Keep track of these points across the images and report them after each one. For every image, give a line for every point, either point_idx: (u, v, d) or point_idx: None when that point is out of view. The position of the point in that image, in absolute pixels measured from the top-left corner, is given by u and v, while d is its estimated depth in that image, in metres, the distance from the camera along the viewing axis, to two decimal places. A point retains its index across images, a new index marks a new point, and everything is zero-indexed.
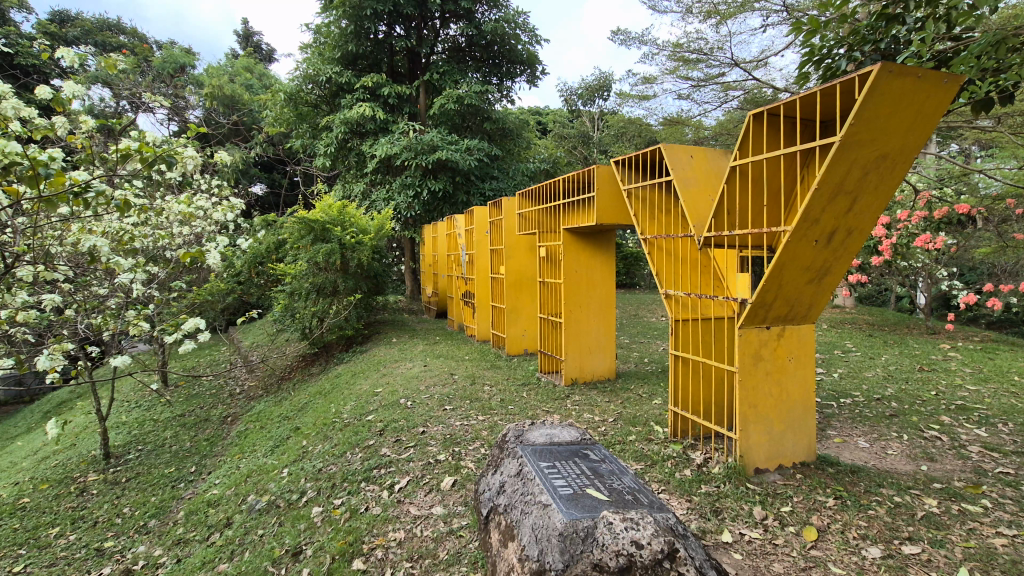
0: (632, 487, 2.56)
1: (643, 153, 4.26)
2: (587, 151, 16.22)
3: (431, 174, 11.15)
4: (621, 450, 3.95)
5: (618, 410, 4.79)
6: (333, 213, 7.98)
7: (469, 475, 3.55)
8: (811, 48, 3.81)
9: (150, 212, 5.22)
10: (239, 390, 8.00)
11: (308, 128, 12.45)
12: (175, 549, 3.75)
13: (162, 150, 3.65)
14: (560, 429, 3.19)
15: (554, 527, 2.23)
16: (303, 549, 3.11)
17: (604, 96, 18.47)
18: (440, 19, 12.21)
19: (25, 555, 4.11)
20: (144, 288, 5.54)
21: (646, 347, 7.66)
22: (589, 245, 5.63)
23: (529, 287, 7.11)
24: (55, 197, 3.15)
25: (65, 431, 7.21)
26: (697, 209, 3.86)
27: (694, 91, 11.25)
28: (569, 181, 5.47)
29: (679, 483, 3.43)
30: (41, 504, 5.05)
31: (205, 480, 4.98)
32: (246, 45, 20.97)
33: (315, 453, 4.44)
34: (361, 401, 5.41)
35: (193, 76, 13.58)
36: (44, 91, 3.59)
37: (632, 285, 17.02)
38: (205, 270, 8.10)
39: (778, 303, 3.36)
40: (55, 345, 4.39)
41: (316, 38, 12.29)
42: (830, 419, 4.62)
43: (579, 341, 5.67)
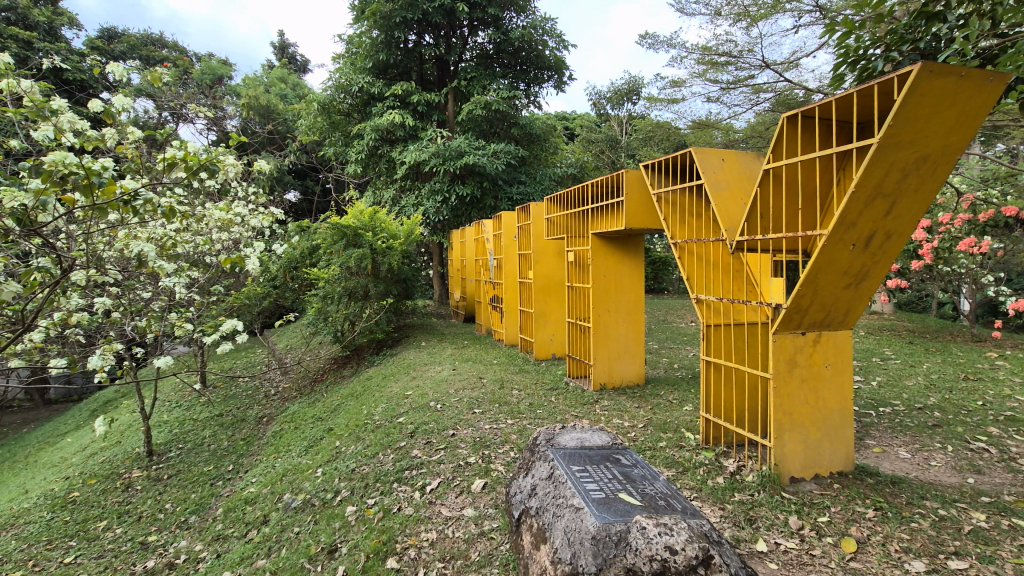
0: (665, 492, 2.55)
1: (673, 157, 4.24)
2: (615, 155, 16.17)
3: (459, 180, 11.30)
4: (652, 456, 3.92)
5: (647, 416, 4.75)
6: (365, 218, 8.15)
7: (499, 478, 3.57)
8: (846, 49, 3.76)
9: (192, 218, 5.45)
10: (274, 391, 8.21)
11: (340, 136, 12.72)
12: (215, 545, 3.87)
13: (205, 159, 3.82)
14: (592, 434, 3.19)
15: (587, 530, 2.24)
16: (338, 547, 3.18)
17: (633, 99, 18.44)
18: (468, 27, 12.36)
19: (75, 547, 4.33)
20: (186, 291, 5.78)
21: (676, 352, 7.58)
22: (618, 249, 5.62)
23: (557, 292, 7.11)
24: (107, 205, 3.30)
25: (111, 429, 7.53)
26: (729, 213, 3.81)
27: (723, 94, 11.17)
28: (598, 185, 5.46)
29: (712, 490, 3.39)
30: (90, 498, 5.30)
31: (243, 478, 5.12)
32: (281, 57, 21.63)
33: (347, 453, 4.53)
34: (392, 403, 5.51)
35: (230, 87, 14.07)
36: (95, 104, 3.80)
37: (660, 290, 16.91)
38: (242, 274, 8.37)
39: (814, 308, 3.29)
40: (105, 346, 4.65)
41: (349, 49, 12.61)
42: (869, 428, 4.49)
43: (608, 346, 5.64)
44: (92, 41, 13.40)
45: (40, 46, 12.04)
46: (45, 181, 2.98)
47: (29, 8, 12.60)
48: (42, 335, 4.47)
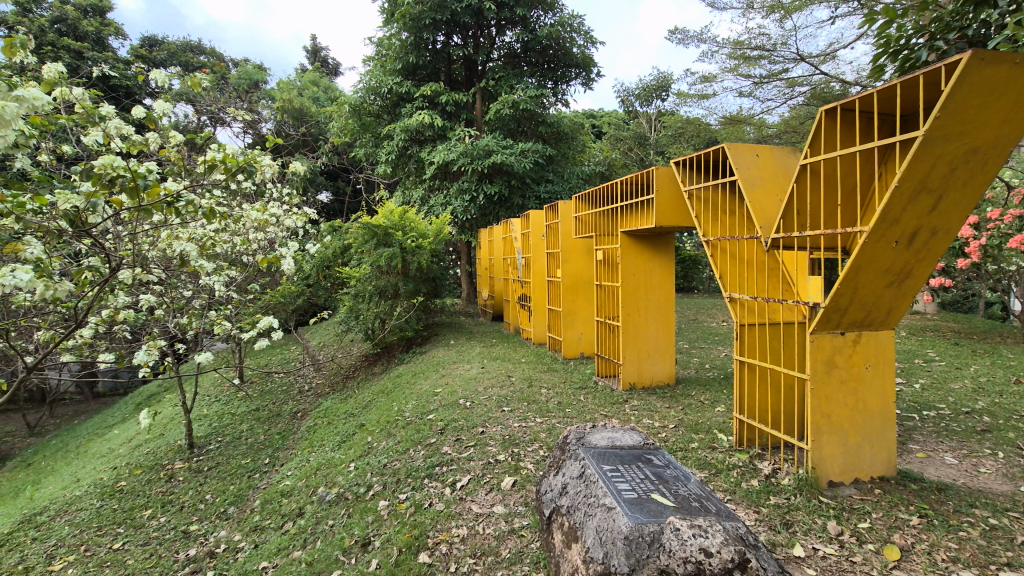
0: (699, 494, 2.52)
1: (706, 153, 4.16)
2: (644, 152, 15.96)
3: (487, 179, 11.33)
4: (684, 457, 3.86)
5: (678, 416, 4.68)
6: (395, 218, 8.25)
7: (529, 476, 3.57)
8: (887, 39, 3.64)
9: (230, 218, 5.63)
10: (308, 387, 8.41)
11: (371, 137, 12.93)
12: (253, 535, 3.99)
13: (243, 161, 3.94)
14: (623, 434, 3.16)
15: (619, 531, 2.22)
16: (371, 540, 3.24)
17: (662, 96, 18.19)
18: (496, 27, 12.39)
19: (123, 534, 4.53)
20: (225, 289, 5.99)
21: (707, 352, 7.45)
22: (648, 248, 5.55)
23: (586, 291, 7.07)
24: (152, 207, 3.44)
25: (155, 422, 7.84)
26: (764, 210, 3.72)
27: (756, 88, 10.92)
28: (628, 183, 5.40)
29: (746, 493, 3.32)
30: (136, 488, 5.54)
31: (278, 471, 5.26)
32: (314, 60, 22.11)
33: (379, 449, 4.61)
34: (422, 400, 5.57)
35: (265, 91, 14.46)
36: (139, 110, 3.97)
37: (690, 289, 16.62)
38: (277, 273, 8.60)
39: (853, 307, 3.18)
40: (150, 342, 4.85)
41: (379, 51, 12.80)
42: (911, 432, 4.32)
43: (637, 345, 5.58)
44: (137, 49, 13.97)
45: (90, 56, 12.63)
46: (95, 184, 3.12)
47: (79, 19, 13.22)
48: (91, 331, 4.69)
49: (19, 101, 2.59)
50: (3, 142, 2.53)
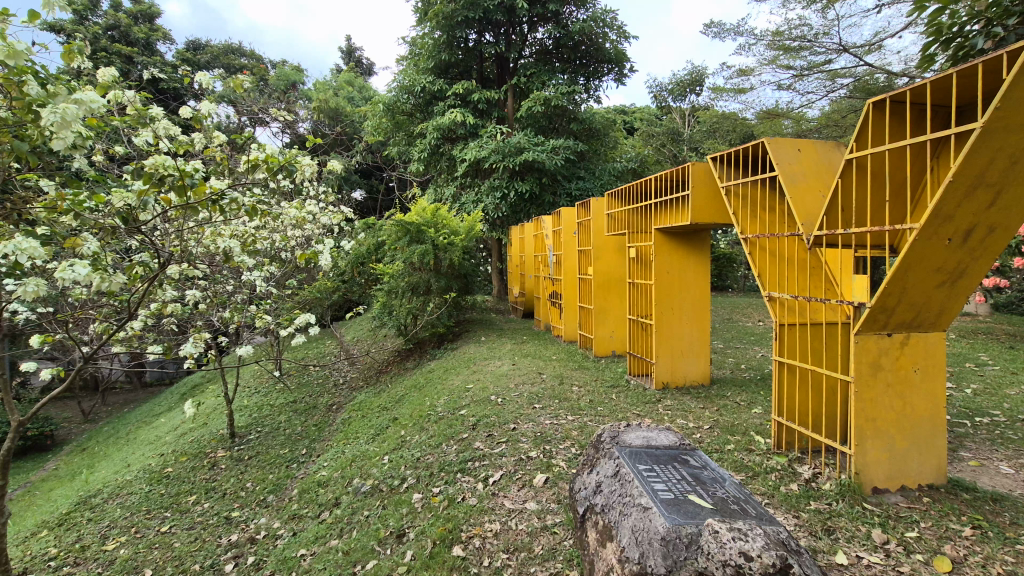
0: (738, 496, 2.46)
1: (744, 148, 4.06)
2: (677, 149, 15.68)
3: (518, 176, 11.33)
4: (719, 459, 3.79)
5: (714, 417, 4.59)
6: (428, 215, 8.34)
7: (561, 474, 3.56)
8: (939, 26, 3.50)
9: (271, 216, 5.80)
10: (342, 380, 8.60)
11: (404, 136, 13.10)
12: (291, 523, 4.10)
13: (284, 159, 4.07)
14: (658, 433, 3.11)
15: (656, 531, 2.19)
16: (406, 532, 3.30)
17: (697, 91, 17.85)
18: (528, 24, 12.37)
19: (170, 517, 4.74)
20: (264, 284, 6.19)
21: (743, 352, 7.27)
22: (682, 245, 5.46)
23: (618, 288, 7.01)
24: (198, 204, 3.57)
25: (199, 412, 8.16)
26: (806, 206, 3.60)
27: (796, 81, 10.59)
28: (663, 179, 5.32)
29: (785, 497, 3.23)
30: (182, 474, 5.78)
31: (315, 462, 5.40)
32: (349, 61, 22.50)
33: (412, 443, 4.68)
34: (454, 396, 5.63)
35: (302, 91, 14.82)
36: (186, 111, 4.14)
37: (725, 288, 16.24)
38: (314, 270, 8.81)
39: (901, 308, 3.05)
40: (195, 334, 5.05)
41: (412, 51, 12.95)
42: (963, 439, 4.13)
43: (671, 344, 5.49)
44: (182, 53, 14.53)
45: (140, 60, 13.20)
46: (147, 183, 3.27)
47: (130, 25, 13.86)
48: (141, 324, 4.91)
49: (77, 104, 2.72)
50: (62, 143, 2.67)
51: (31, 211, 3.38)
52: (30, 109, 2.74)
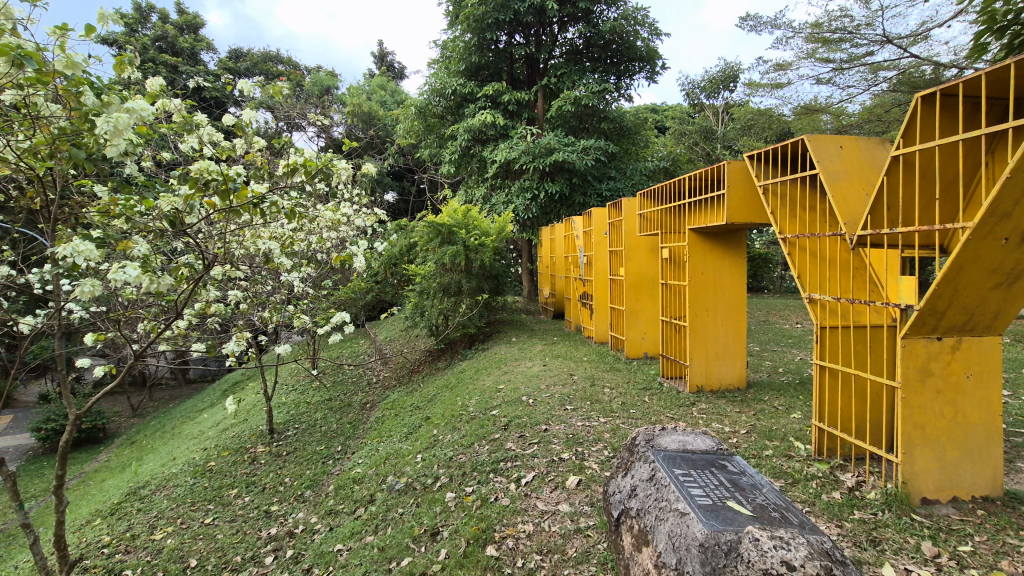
0: (779, 504, 2.39)
1: (783, 146, 3.95)
2: (711, 147, 15.39)
3: (548, 177, 11.31)
4: (757, 464, 3.70)
5: (750, 422, 4.48)
6: (459, 216, 8.43)
7: (594, 476, 3.53)
8: (992, 15, 3.34)
9: (308, 218, 5.97)
10: (375, 379, 8.76)
11: (435, 138, 13.26)
12: (328, 518, 4.20)
13: (322, 164, 4.18)
14: (694, 437, 3.06)
15: (694, 537, 2.16)
16: (440, 530, 3.34)
17: (731, 87, 17.50)
18: (559, 24, 12.34)
19: (214, 510, 4.92)
20: (301, 285, 6.35)
21: (781, 355, 7.08)
22: (717, 246, 5.35)
23: (650, 289, 6.91)
24: (240, 208, 3.69)
25: (240, 408, 8.44)
26: (849, 205, 3.48)
27: (835, 74, 10.27)
28: (697, 179, 5.22)
29: (827, 505, 3.13)
30: (224, 468, 5.99)
31: (350, 459, 5.51)
32: (381, 65, 22.89)
33: (445, 442, 4.73)
34: (485, 396, 5.66)
35: (337, 96, 15.17)
36: (228, 118, 4.30)
37: (760, 289, 15.84)
38: (348, 270, 9.01)
39: (952, 311, 2.91)
40: (236, 333, 5.24)
41: (443, 54, 13.10)
42: (1020, 450, 3.91)
43: (705, 346, 5.39)
44: (224, 62, 15.07)
45: (184, 70, 13.76)
46: (193, 187, 3.41)
47: (176, 36, 14.48)
48: (186, 323, 5.11)
49: (130, 112, 2.84)
50: (115, 150, 2.80)
51: (86, 215, 3.56)
52: (87, 119, 2.87)
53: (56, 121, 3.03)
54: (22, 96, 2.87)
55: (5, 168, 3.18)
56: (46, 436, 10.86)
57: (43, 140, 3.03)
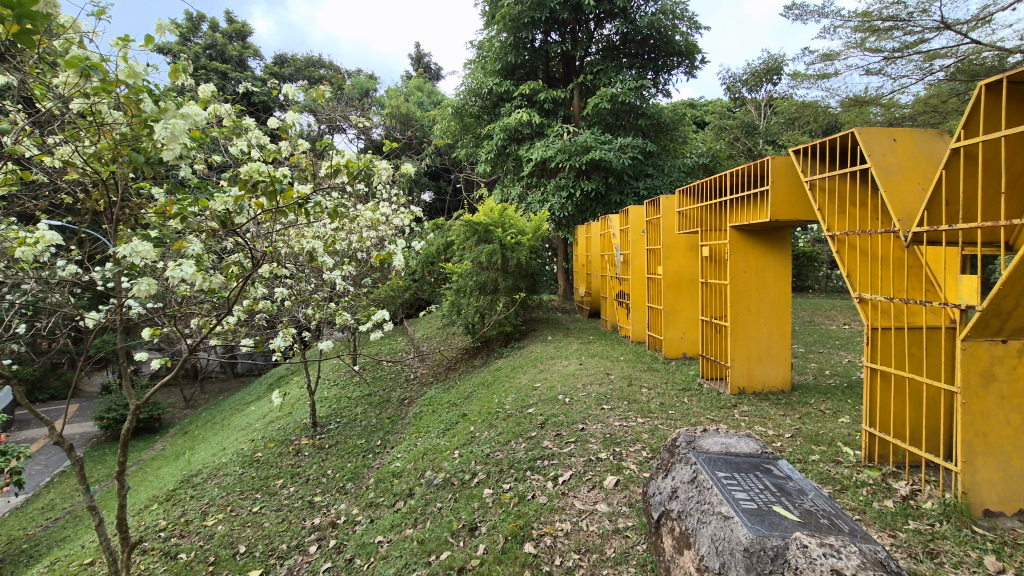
0: (829, 511, 2.32)
1: (831, 140, 3.80)
2: (752, 142, 14.96)
3: (584, 175, 11.23)
4: (802, 469, 3.58)
5: (795, 425, 4.34)
6: (495, 215, 8.47)
7: (633, 477, 3.49)
8: None
9: (349, 218, 6.14)
10: (413, 376, 8.92)
11: (471, 138, 13.37)
12: (368, 510, 4.30)
13: (363, 165, 4.29)
14: (737, 440, 2.99)
15: (739, 542, 2.12)
16: (478, 526, 3.39)
17: (774, 80, 16.95)
18: (595, 20, 12.23)
19: (261, 499, 5.12)
20: (342, 283, 6.53)
21: (827, 357, 6.81)
22: (760, 244, 5.21)
23: (689, 288, 6.78)
24: (286, 208, 3.82)
25: (285, 401, 8.75)
26: (903, 200, 3.32)
27: (886, 64, 9.84)
28: (738, 175, 5.08)
29: (879, 514, 3.00)
30: (271, 459, 6.23)
31: (389, 453, 5.64)
32: (417, 67, 23.23)
33: (482, 439, 4.78)
34: (521, 394, 5.68)
35: (376, 98, 15.48)
36: (274, 121, 4.44)
37: (805, 288, 15.30)
38: (387, 269, 9.20)
39: (1018, 312, 2.73)
40: (283, 329, 5.43)
41: (479, 54, 13.18)
42: None
43: (747, 347, 5.25)
44: (270, 68, 15.62)
45: (233, 77, 14.34)
46: (243, 188, 3.56)
47: (225, 44, 15.10)
48: (235, 319, 5.32)
49: (184, 118, 2.98)
50: (171, 154, 2.94)
51: (145, 216, 3.76)
52: (146, 125, 3.03)
53: (117, 126, 3.20)
54: (88, 104, 3.05)
55: (73, 172, 3.39)
56: (108, 425, 11.53)
57: (106, 145, 3.21)
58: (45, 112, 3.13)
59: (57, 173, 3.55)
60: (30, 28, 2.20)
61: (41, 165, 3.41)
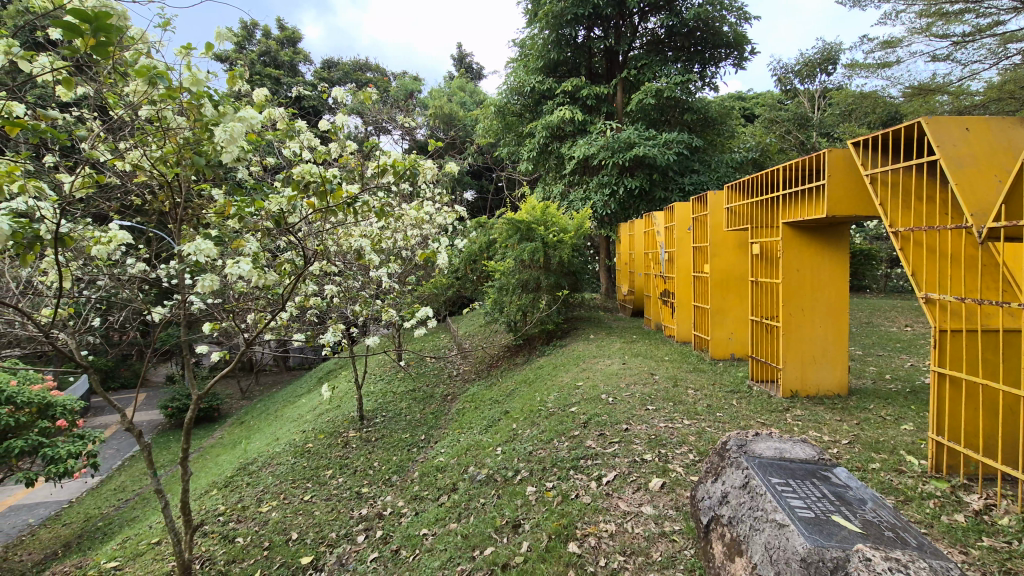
0: (894, 523, 2.19)
1: (895, 131, 3.58)
2: (806, 134, 14.33)
3: (628, 172, 11.06)
4: (861, 478, 3.41)
5: (854, 432, 4.13)
6: (538, 213, 8.43)
7: (679, 480, 3.41)
8: None
9: (395, 216, 6.26)
10: (456, 372, 9.05)
11: (513, 136, 13.40)
12: (414, 503, 4.39)
13: (409, 164, 4.37)
14: (792, 445, 2.88)
15: (795, 551, 2.04)
16: (522, 523, 3.40)
17: (829, 70, 16.19)
18: (639, 14, 11.99)
19: (312, 488, 5.31)
20: (388, 281, 6.69)
21: (888, 360, 6.45)
22: (815, 241, 4.99)
23: (738, 287, 6.57)
24: (336, 207, 3.94)
25: (334, 395, 9.05)
26: (977, 194, 3.10)
27: (954, 50, 9.22)
28: (792, 169, 4.87)
29: (948, 529, 2.82)
30: (321, 449, 6.45)
31: (433, 448, 5.74)
32: (460, 67, 23.48)
33: (524, 436, 4.79)
34: (564, 393, 5.65)
35: (420, 99, 15.74)
36: (324, 123, 4.58)
37: (862, 288, 14.56)
38: (431, 267, 9.36)
39: None
40: (332, 325, 5.61)
41: (521, 52, 13.18)
42: None
43: (800, 349, 5.03)
44: (320, 72, 16.15)
45: (286, 82, 14.90)
46: (296, 189, 3.69)
47: (278, 51, 15.75)
48: (288, 314, 5.53)
49: (241, 121, 3.09)
50: (230, 157, 3.08)
51: (206, 216, 3.96)
52: (207, 129, 3.19)
53: (181, 131, 3.37)
54: (155, 110, 3.22)
55: (141, 174, 3.59)
56: (172, 413, 12.23)
57: (171, 149, 3.39)
58: (118, 119, 3.34)
59: (128, 176, 3.78)
60: (105, 41, 2.32)
61: (114, 168, 3.63)
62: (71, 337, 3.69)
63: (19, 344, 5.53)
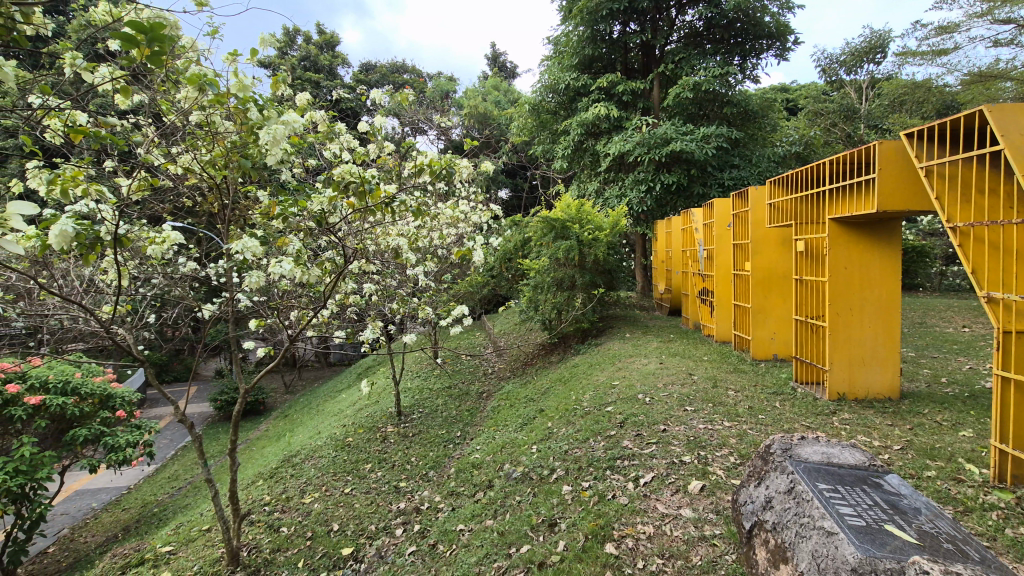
0: (953, 535, 2.08)
1: (954, 120, 3.39)
2: (853, 126, 13.73)
3: (664, 168, 10.86)
4: (915, 485, 3.25)
5: (907, 437, 3.93)
6: (573, 211, 8.38)
7: (720, 482, 3.33)
8: None
9: (431, 216, 6.33)
10: (491, 370, 9.11)
11: (548, 134, 13.37)
12: (450, 498, 4.45)
13: (445, 163, 4.42)
14: (841, 450, 2.77)
15: (845, 561, 1.95)
16: (558, 522, 3.40)
17: (878, 59, 15.48)
18: (677, 7, 11.73)
19: (352, 481, 5.45)
20: (424, 279, 6.79)
21: (943, 362, 6.13)
22: (864, 237, 4.78)
23: (781, 285, 6.36)
24: (374, 207, 4.02)
25: (372, 390, 9.26)
26: None
27: (1018, 34, 8.67)
28: (840, 162, 4.68)
29: (1013, 542, 2.65)
30: (360, 444, 6.61)
31: (469, 445, 5.80)
32: (494, 66, 23.57)
33: (559, 435, 4.77)
34: (599, 392, 5.61)
35: (455, 99, 15.90)
36: (362, 125, 4.67)
37: (914, 287, 13.84)
38: (466, 265, 9.45)
39: None
40: (371, 322, 5.74)
41: (556, 49, 13.12)
42: None
43: (848, 350, 4.83)
44: (358, 75, 16.51)
45: (326, 85, 15.30)
46: (337, 190, 3.78)
47: (318, 55, 16.21)
48: (329, 312, 5.68)
49: (285, 125, 3.18)
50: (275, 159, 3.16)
51: (252, 216, 4.10)
52: (252, 132, 3.28)
53: (229, 135, 3.49)
54: (205, 115, 3.33)
55: (192, 178, 3.74)
56: (221, 406, 12.76)
57: (220, 153, 3.53)
58: (170, 124, 3.48)
59: (180, 180, 3.94)
60: (159, 50, 2.39)
61: (168, 172, 3.80)
62: (130, 332, 3.89)
63: (83, 338, 5.87)
